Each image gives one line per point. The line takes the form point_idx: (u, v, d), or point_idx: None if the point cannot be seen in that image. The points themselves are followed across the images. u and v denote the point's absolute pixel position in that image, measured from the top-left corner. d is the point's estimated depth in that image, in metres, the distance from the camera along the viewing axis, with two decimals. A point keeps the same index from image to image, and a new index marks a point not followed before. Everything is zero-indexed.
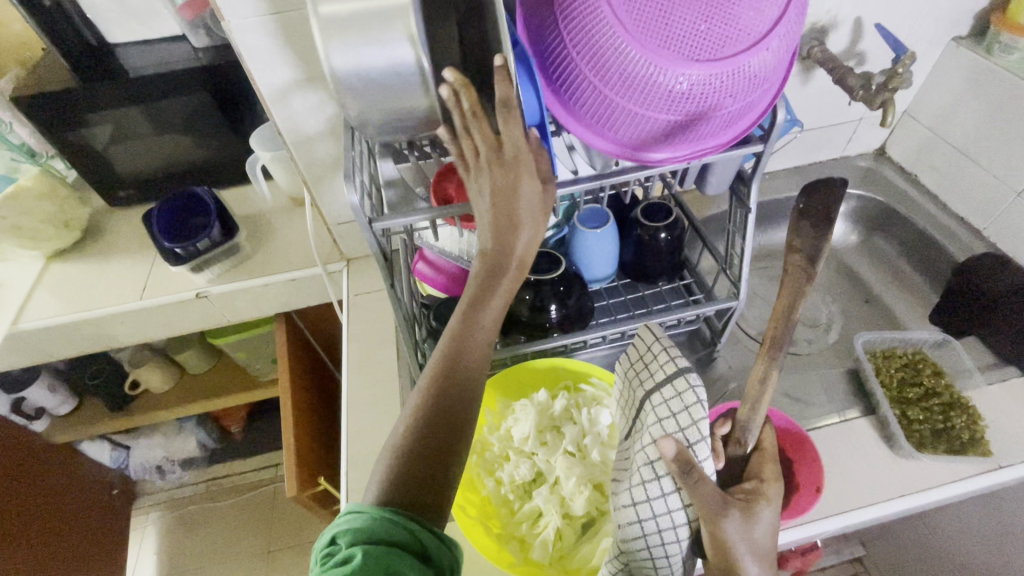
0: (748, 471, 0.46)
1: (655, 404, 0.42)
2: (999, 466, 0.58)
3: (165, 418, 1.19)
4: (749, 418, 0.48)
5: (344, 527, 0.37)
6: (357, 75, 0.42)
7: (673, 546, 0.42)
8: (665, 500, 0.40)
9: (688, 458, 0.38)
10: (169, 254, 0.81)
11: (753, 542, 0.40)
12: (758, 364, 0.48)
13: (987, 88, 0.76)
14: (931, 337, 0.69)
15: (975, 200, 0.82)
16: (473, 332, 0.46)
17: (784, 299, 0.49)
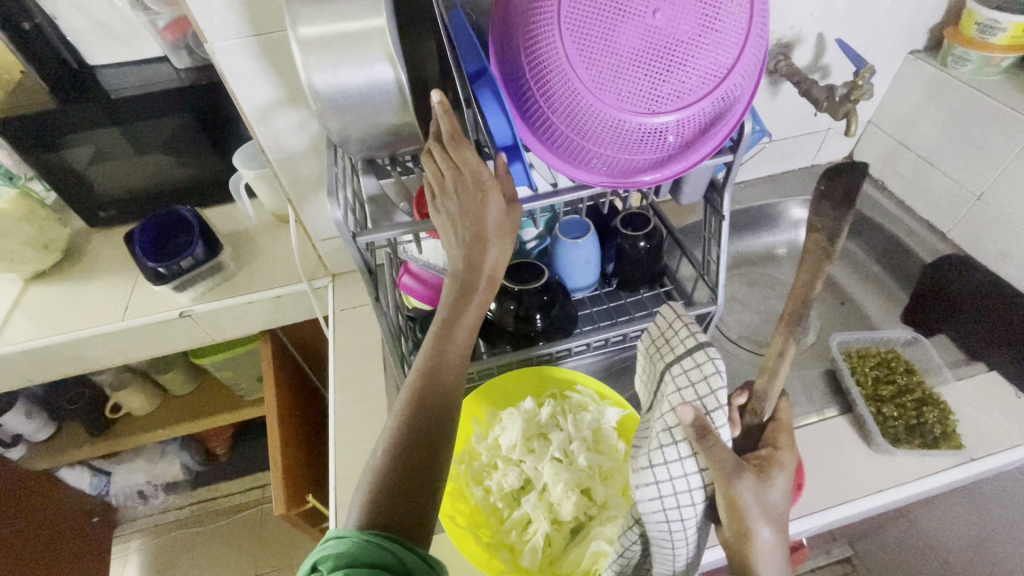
0: (761, 441, 0.46)
1: (675, 374, 0.44)
2: (970, 459, 0.60)
3: (148, 441, 1.17)
4: (766, 388, 0.47)
5: (325, 553, 0.37)
6: (340, 94, 0.43)
7: (688, 510, 0.41)
8: (682, 463, 0.40)
9: (705, 423, 0.37)
10: (151, 274, 0.81)
11: (766, 504, 0.40)
12: (776, 338, 0.46)
13: (945, 98, 0.80)
14: (902, 336, 0.72)
15: (938, 204, 0.85)
16: (448, 351, 0.47)
17: (801, 281, 0.46)
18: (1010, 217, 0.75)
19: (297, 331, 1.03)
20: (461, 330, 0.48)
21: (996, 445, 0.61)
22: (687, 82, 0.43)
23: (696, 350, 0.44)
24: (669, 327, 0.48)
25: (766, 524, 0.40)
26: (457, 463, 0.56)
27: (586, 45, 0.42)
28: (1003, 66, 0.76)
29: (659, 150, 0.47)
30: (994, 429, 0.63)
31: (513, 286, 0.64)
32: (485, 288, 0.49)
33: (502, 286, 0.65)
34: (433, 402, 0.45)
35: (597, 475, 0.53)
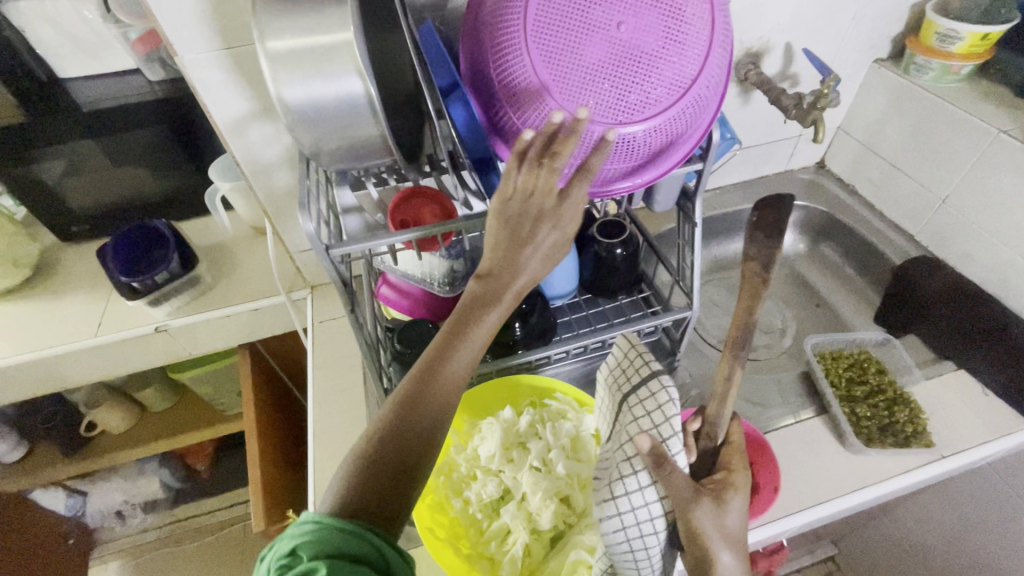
0: (718, 464, 0.47)
1: (632, 405, 0.45)
2: (941, 456, 0.61)
3: (124, 460, 1.14)
4: (717, 413, 0.48)
5: (307, 539, 0.35)
6: (310, 108, 0.43)
7: (651, 538, 0.42)
8: (642, 493, 0.42)
9: (661, 452, 0.38)
10: (125, 288, 0.79)
11: (725, 530, 0.40)
12: (723, 365, 0.48)
13: (908, 105, 0.82)
14: (873, 337, 0.74)
15: (906, 207, 0.87)
16: (457, 357, 0.43)
17: (743, 304, 0.48)
18: (974, 219, 0.78)
19: (277, 343, 1.02)
20: (481, 340, 0.44)
21: (964, 442, 0.63)
22: (653, 91, 0.44)
23: (650, 379, 0.45)
24: (623, 357, 0.50)
25: (727, 549, 0.40)
26: (436, 474, 0.56)
27: (553, 56, 0.43)
28: (963, 74, 0.78)
29: (628, 159, 0.47)
30: (962, 427, 0.64)
31: None
32: (511, 300, 0.44)
33: None
34: (435, 409, 0.42)
35: (576, 483, 0.53)
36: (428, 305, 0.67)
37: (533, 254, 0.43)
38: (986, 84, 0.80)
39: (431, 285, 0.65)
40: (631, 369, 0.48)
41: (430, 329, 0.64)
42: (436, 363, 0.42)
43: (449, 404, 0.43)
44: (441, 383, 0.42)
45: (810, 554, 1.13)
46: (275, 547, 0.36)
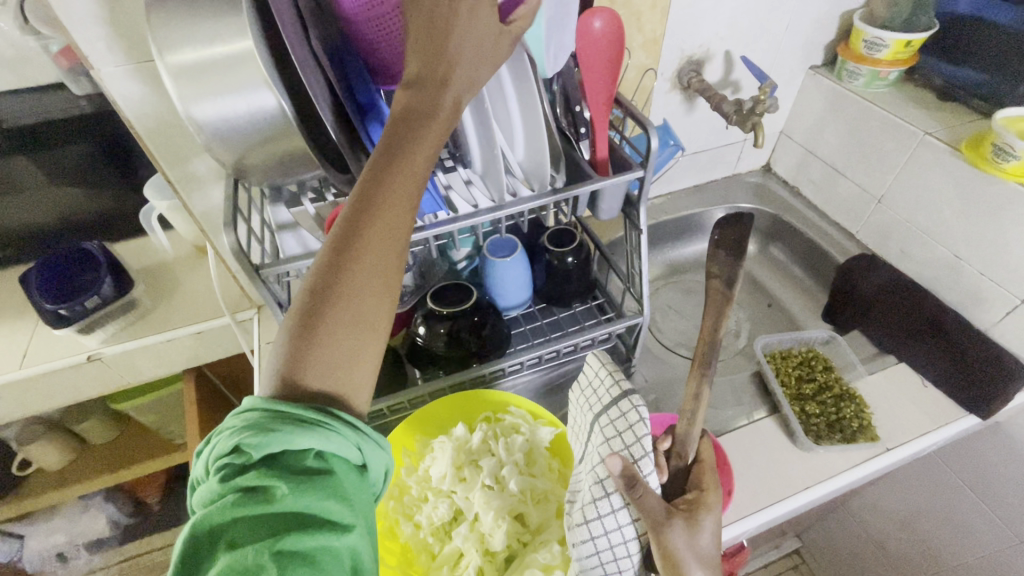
0: (689, 483, 0.47)
1: (602, 426, 0.45)
2: (885, 449, 0.63)
3: (63, 499, 1.07)
4: (687, 432, 0.48)
5: (254, 435, 0.30)
6: (220, 124, 0.42)
7: (625, 560, 0.43)
8: (615, 515, 0.42)
9: (633, 472, 0.39)
10: (51, 316, 0.75)
11: (697, 551, 0.41)
12: (690, 382, 0.48)
13: (844, 109, 0.86)
14: (820, 336, 0.76)
15: (846, 208, 0.91)
16: (402, 188, 0.38)
17: (709, 322, 0.49)
18: (907, 218, 0.81)
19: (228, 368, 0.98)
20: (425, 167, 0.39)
21: (908, 433, 0.65)
22: None
23: (618, 398, 0.45)
24: (591, 376, 0.49)
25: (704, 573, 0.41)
26: (385, 499, 0.54)
27: None
28: (890, 79, 0.82)
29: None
30: (905, 418, 0.66)
31: (440, 310, 0.63)
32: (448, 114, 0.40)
33: (429, 309, 0.64)
34: (384, 245, 0.37)
35: (529, 499, 0.52)
36: None
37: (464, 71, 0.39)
38: (912, 88, 0.84)
39: None
40: (599, 385, 0.48)
41: None
42: (374, 194, 0.37)
43: (397, 240, 0.38)
44: (385, 212, 0.37)
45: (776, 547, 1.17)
46: (215, 439, 0.32)
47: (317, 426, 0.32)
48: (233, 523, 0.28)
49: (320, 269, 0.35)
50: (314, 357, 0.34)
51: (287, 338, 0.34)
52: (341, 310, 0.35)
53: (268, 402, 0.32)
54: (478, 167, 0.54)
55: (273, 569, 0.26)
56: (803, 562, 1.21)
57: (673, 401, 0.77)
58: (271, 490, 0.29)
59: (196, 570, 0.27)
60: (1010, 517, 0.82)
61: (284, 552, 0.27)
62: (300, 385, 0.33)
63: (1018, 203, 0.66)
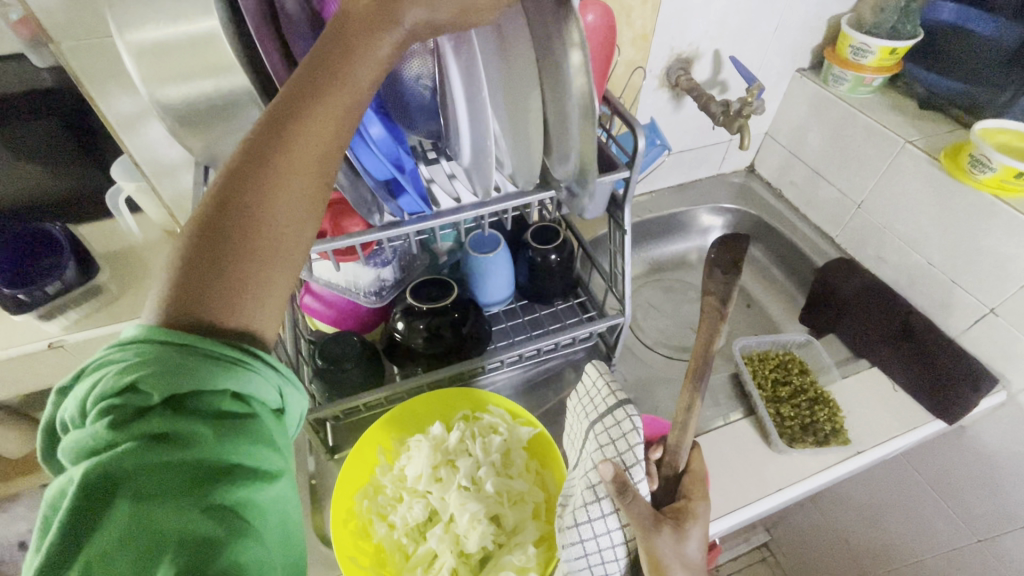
0: (679, 491, 0.48)
1: (597, 433, 0.46)
2: (856, 452, 0.64)
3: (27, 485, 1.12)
4: (677, 442, 0.49)
5: (155, 370, 0.28)
6: (186, 107, 0.40)
7: (612, 565, 0.44)
8: (604, 521, 0.43)
9: (624, 478, 0.40)
10: (9, 302, 0.71)
11: (684, 558, 0.42)
12: (683, 394, 0.48)
13: (827, 114, 0.86)
14: (797, 338, 0.77)
15: (827, 212, 0.92)
16: (327, 117, 0.35)
17: (703, 337, 0.48)
18: (884, 225, 0.82)
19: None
20: (360, 99, 0.36)
21: (878, 437, 0.66)
22: None
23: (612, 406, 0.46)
24: (588, 384, 0.50)
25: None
26: (359, 499, 0.53)
27: None
28: (875, 85, 0.82)
29: None
30: (876, 422, 0.68)
31: (420, 305, 0.63)
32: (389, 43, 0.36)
33: (408, 304, 0.63)
34: (299, 176, 0.34)
35: (507, 501, 0.51)
36: (354, 315, 0.66)
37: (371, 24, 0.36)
38: (895, 94, 0.84)
39: (357, 295, 0.63)
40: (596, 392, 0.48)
41: (356, 341, 0.63)
42: (296, 110, 0.34)
43: (319, 166, 0.35)
44: (302, 140, 0.34)
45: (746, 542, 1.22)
46: (99, 374, 0.29)
47: (234, 366, 0.30)
48: (145, 472, 0.26)
49: (225, 182, 0.33)
50: (214, 286, 0.31)
51: (182, 260, 0.32)
52: (251, 234, 0.33)
53: (160, 332, 0.30)
54: (466, 160, 0.51)
55: (201, 520, 0.26)
56: (770, 555, 1.26)
57: (651, 400, 0.78)
58: (187, 438, 0.28)
59: (102, 523, 0.25)
60: (970, 517, 0.85)
61: (212, 502, 0.27)
62: (195, 313, 0.31)
63: (993, 216, 0.68)
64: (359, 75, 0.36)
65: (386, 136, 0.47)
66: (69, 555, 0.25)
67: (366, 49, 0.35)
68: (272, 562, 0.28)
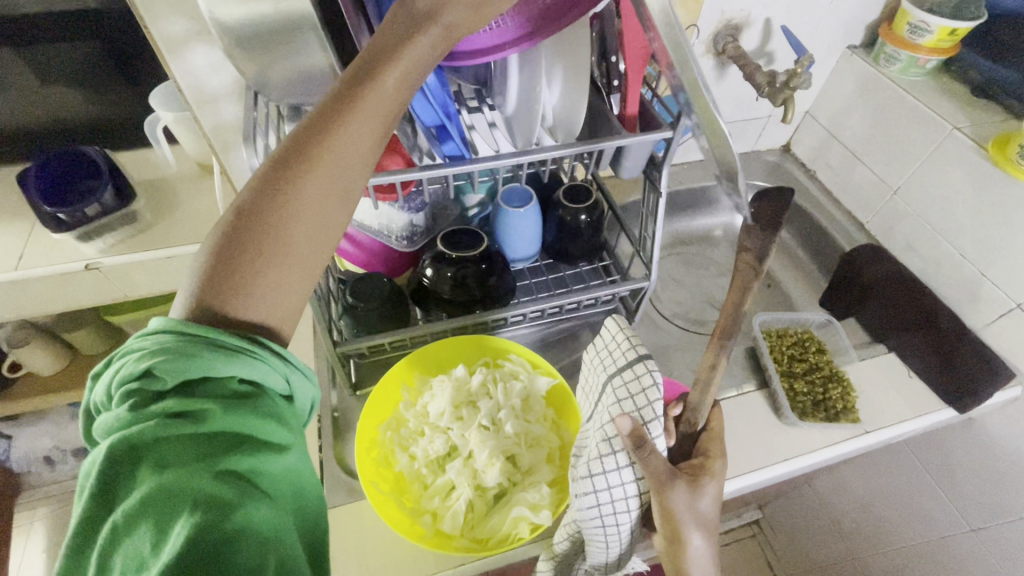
0: (696, 448, 0.51)
1: (615, 387, 0.47)
2: (865, 431, 0.65)
3: (52, 402, 1.18)
4: (699, 401, 0.51)
5: (168, 361, 0.30)
6: (245, 28, 0.40)
7: (624, 514, 0.46)
8: (619, 473, 0.45)
9: (642, 433, 0.41)
10: (49, 220, 0.73)
11: (697, 512, 0.45)
12: (708, 352, 0.50)
13: (874, 95, 0.84)
14: (817, 319, 0.78)
15: (860, 196, 0.90)
16: (356, 140, 0.38)
17: (733, 297, 0.50)
18: (918, 212, 0.81)
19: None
20: (386, 118, 0.39)
21: (888, 419, 0.67)
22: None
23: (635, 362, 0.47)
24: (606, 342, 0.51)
25: (700, 534, 0.45)
26: (383, 430, 0.55)
27: None
28: (928, 68, 0.80)
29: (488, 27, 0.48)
30: (888, 405, 0.69)
31: (450, 253, 0.64)
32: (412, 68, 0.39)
33: (438, 251, 0.64)
34: (323, 191, 0.37)
35: (523, 443, 0.53)
36: (383, 259, 0.67)
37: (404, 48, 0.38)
38: (948, 79, 0.82)
39: (389, 238, 0.65)
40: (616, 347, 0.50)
41: (385, 283, 0.64)
42: (323, 128, 0.37)
43: (342, 185, 0.38)
44: (328, 157, 0.37)
45: (738, 517, 1.27)
46: (121, 362, 0.31)
47: (241, 354, 0.32)
48: (163, 442, 0.28)
49: (251, 193, 0.35)
50: (237, 288, 0.34)
51: (208, 262, 0.34)
52: (272, 243, 0.35)
53: (177, 324, 0.32)
54: (510, 109, 0.54)
55: (214, 486, 0.28)
56: (760, 532, 1.31)
57: (665, 367, 0.79)
58: (199, 415, 0.30)
59: (129, 486, 0.28)
60: (966, 507, 0.87)
61: (224, 469, 0.29)
62: (219, 307, 0.33)
63: None
64: (388, 100, 0.38)
65: (437, 84, 0.50)
66: (101, 516, 0.27)
67: (395, 73, 0.38)
68: (285, 525, 0.30)
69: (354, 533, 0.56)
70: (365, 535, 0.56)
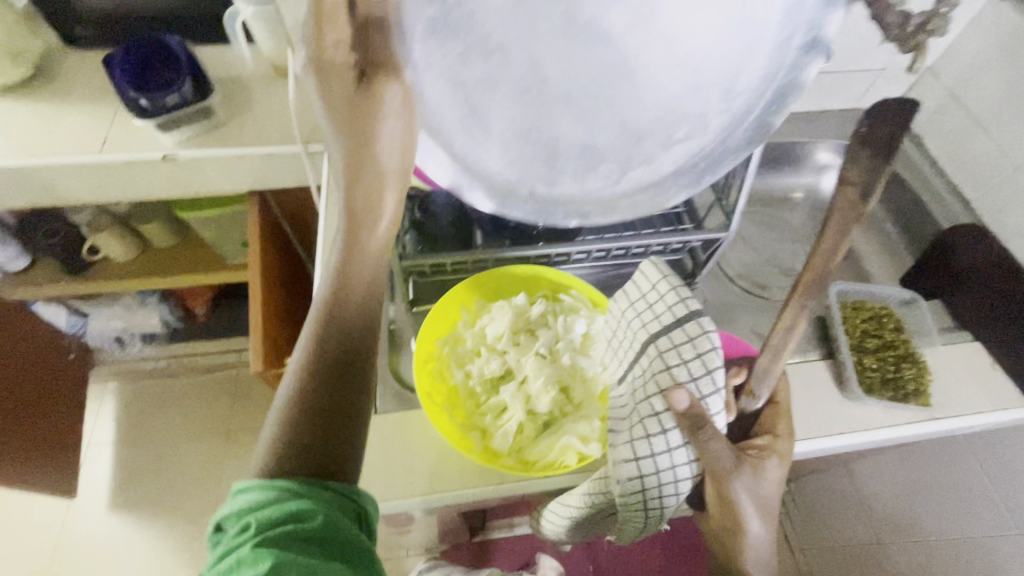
0: (762, 425, 0.50)
1: (664, 349, 0.43)
2: (933, 417, 0.62)
3: (124, 288, 1.26)
4: (767, 367, 0.47)
5: (269, 509, 0.40)
6: None
7: (672, 498, 0.43)
8: (669, 455, 0.42)
9: (700, 413, 0.40)
10: (134, 106, 0.75)
11: (758, 496, 0.44)
12: (785, 313, 0.45)
13: (1019, 53, 0.74)
14: (901, 295, 0.74)
15: (973, 171, 0.82)
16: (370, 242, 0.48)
17: (827, 241, 0.43)
18: None
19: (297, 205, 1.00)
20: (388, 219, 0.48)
21: (964, 410, 0.63)
22: None
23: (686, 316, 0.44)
24: (648, 290, 0.48)
25: (756, 513, 0.44)
26: (440, 344, 0.56)
27: None
28: None
29: None
30: (966, 395, 0.64)
31: None
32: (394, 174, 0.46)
33: None
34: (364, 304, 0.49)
35: (578, 376, 0.53)
36: None
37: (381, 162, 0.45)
38: None
39: None
40: (659, 296, 0.46)
41: (452, 203, 0.63)
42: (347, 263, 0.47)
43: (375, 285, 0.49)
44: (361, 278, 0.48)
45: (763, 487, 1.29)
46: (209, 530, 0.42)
47: (272, 482, 0.42)
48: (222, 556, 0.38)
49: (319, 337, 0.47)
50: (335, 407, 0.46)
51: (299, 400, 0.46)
52: (350, 359, 0.47)
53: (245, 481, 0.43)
54: None
55: (252, 555, 0.37)
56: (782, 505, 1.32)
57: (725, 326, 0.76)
58: (243, 526, 0.39)
59: None
60: None
61: (261, 544, 0.37)
62: (313, 425, 0.45)
63: None
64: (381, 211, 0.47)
65: None
66: None
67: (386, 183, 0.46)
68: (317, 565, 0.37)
69: (398, 458, 0.57)
70: (410, 459, 0.57)
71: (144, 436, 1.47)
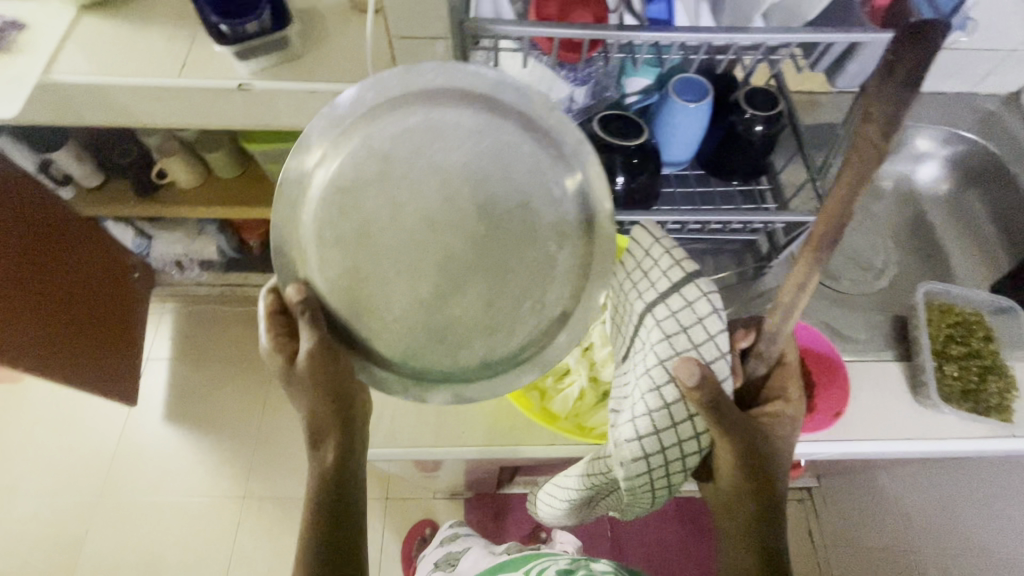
0: (773, 385, 0.57)
1: (665, 319, 0.51)
2: (1013, 435, 0.60)
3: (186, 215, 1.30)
4: (775, 329, 0.51)
5: None
6: None
7: (682, 458, 0.52)
8: (685, 423, 0.51)
9: (712, 382, 0.47)
10: (214, 31, 0.75)
11: (768, 452, 0.53)
12: (799, 269, 0.44)
13: None
14: (995, 303, 0.68)
15: None
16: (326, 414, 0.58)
17: (842, 190, 0.39)
18: None
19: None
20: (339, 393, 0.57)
21: None
22: None
23: (682, 284, 0.52)
24: (642, 266, 0.55)
25: (760, 477, 0.53)
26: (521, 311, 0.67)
27: None
28: None
29: None
30: None
31: (604, 138, 0.60)
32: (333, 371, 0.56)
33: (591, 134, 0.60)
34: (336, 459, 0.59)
35: None
36: None
37: (313, 377, 0.55)
38: None
39: None
40: (654, 264, 0.54)
41: None
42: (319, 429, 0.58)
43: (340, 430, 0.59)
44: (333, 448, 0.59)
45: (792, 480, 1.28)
46: None
47: None
48: None
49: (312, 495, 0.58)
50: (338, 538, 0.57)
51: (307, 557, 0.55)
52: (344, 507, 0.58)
53: None
54: None
55: None
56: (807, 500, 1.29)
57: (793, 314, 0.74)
58: None
59: None
60: None
61: None
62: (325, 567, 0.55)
63: None
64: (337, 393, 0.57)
65: None
66: None
67: (322, 376, 0.55)
68: None
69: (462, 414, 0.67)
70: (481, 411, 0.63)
71: (197, 358, 1.56)
